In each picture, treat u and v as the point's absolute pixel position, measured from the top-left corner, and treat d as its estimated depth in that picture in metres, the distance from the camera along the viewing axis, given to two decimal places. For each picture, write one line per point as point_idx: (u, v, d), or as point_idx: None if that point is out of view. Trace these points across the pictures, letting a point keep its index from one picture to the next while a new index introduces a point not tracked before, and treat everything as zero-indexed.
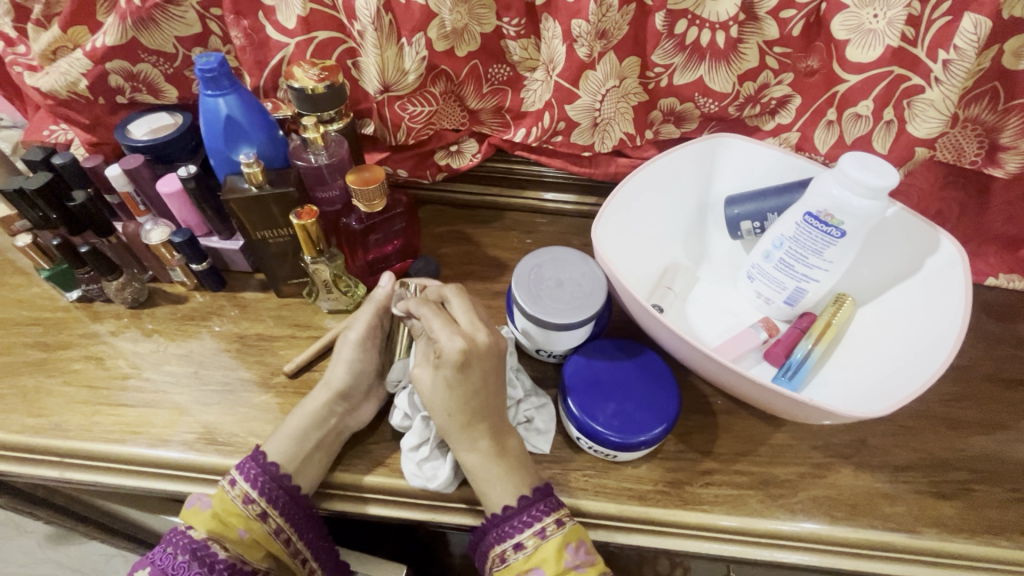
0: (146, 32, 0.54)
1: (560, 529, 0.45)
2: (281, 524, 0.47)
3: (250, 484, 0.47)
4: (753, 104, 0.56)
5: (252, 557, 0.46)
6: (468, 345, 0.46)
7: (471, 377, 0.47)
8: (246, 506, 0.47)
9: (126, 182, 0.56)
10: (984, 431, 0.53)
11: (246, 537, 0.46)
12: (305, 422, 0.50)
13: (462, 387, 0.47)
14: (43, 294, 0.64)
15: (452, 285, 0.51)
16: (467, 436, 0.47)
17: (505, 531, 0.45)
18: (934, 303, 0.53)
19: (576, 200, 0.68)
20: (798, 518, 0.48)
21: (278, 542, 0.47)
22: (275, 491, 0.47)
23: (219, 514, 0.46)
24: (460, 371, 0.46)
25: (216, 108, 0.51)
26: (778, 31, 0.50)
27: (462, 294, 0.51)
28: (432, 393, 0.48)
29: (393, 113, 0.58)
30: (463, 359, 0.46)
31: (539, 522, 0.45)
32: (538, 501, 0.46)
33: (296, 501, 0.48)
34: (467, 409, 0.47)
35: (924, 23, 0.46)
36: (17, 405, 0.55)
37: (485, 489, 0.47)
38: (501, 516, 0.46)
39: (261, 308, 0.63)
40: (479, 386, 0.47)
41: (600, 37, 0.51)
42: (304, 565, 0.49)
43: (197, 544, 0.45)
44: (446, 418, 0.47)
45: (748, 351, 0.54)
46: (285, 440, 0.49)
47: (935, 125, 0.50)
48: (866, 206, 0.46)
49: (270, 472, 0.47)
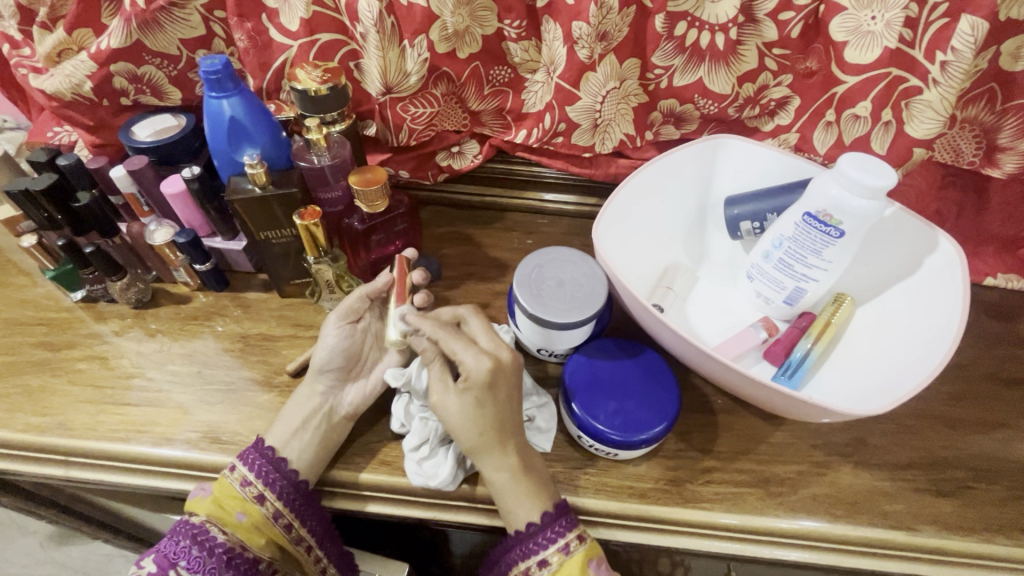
0: (151, 35, 0.54)
1: (582, 545, 0.46)
2: (278, 508, 0.48)
3: (247, 467, 0.48)
4: (753, 106, 0.57)
5: (252, 542, 0.47)
6: (495, 363, 0.47)
7: (499, 395, 0.47)
8: (244, 488, 0.47)
9: (130, 183, 0.56)
10: (983, 430, 0.53)
11: (244, 521, 0.47)
12: (292, 404, 0.52)
13: (491, 407, 0.46)
14: (47, 294, 0.64)
15: (466, 307, 0.53)
16: (496, 455, 0.47)
17: (529, 547, 0.45)
18: (932, 302, 0.53)
19: (576, 201, 0.69)
20: (798, 516, 0.49)
21: (278, 527, 0.48)
22: (271, 475, 0.48)
23: (217, 499, 0.47)
24: (489, 391, 0.46)
25: (219, 109, 0.52)
26: (777, 33, 0.51)
27: (479, 315, 0.51)
28: (460, 416, 0.46)
29: (395, 114, 0.58)
30: (492, 378, 0.46)
31: (562, 539, 0.45)
32: (560, 517, 0.46)
33: (296, 488, 0.49)
34: (497, 428, 0.47)
35: (921, 24, 0.47)
36: (22, 404, 0.55)
37: (516, 508, 0.46)
38: (525, 533, 0.46)
39: (264, 308, 0.63)
40: (506, 404, 0.47)
41: (600, 39, 0.51)
42: (309, 552, 0.50)
43: (197, 529, 0.46)
44: (477, 438, 0.46)
45: (747, 350, 0.54)
46: (281, 426, 0.51)
47: (933, 126, 0.51)
48: (865, 206, 0.47)
49: (266, 456, 0.48)
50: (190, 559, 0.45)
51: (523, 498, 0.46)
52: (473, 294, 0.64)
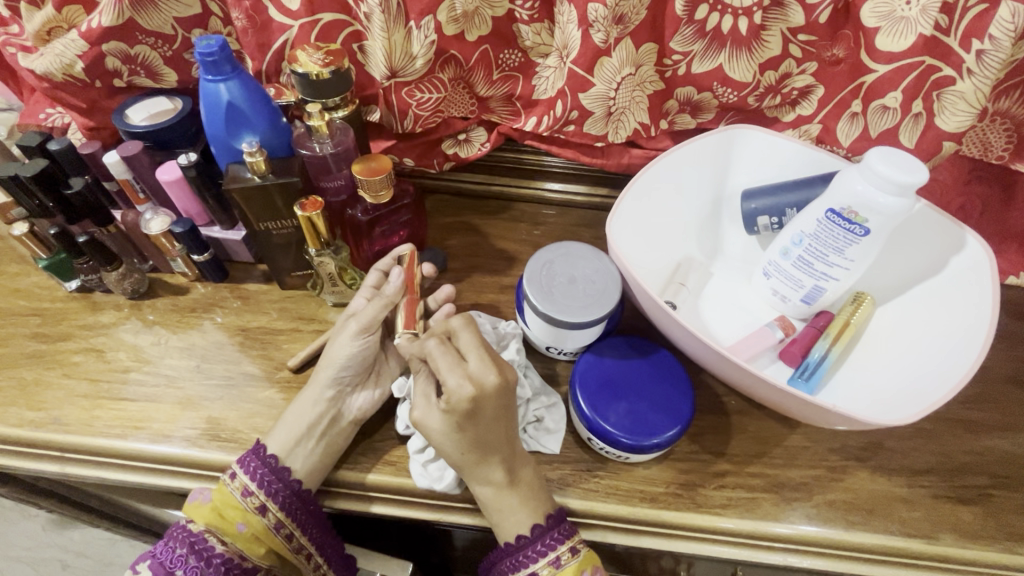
0: (144, 12, 0.52)
1: (575, 558, 0.45)
2: (280, 519, 0.47)
3: (248, 476, 0.47)
4: (774, 95, 0.54)
5: (251, 551, 0.47)
6: (477, 391, 0.43)
7: (483, 420, 0.44)
8: (246, 498, 0.46)
9: (124, 169, 0.54)
10: (1003, 434, 0.51)
11: (245, 531, 0.46)
12: (298, 407, 0.50)
13: (472, 431, 0.44)
14: (42, 283, 0.62)
15: (458, 317, 0.48)
16: (477, 470, 0.46)
17: (519, 560, 0.45)
18: (958, 305, 0.51)
19: (587, 191, 0.66)
20: (811, 523, 0.47)
21: (278, 538, 0.47)
22: (275, 485, 0.46)
23: (217, 508, 0.46)
24: (469, 418, 0.43)
25: (216, 93, 0.49)
26: (804, 17, 0.48)
27: (470, 328, 0.46)
28: (441, 437, 0.45)
29: (400, 100, 0.56)
30: (471, 406, 0.43)
31: (553, 552, 0.45)
32: (553, 528, 0.45)
33: (299, 497, 0.48)
34: (480, 447, 0.45)
35: (959, 10, 0.44)
36: (17, 398, 0.54)
37: (500, 520, 0.46)
38: (515, 546, 0.45)
39: (264, 300, 0.61)
40: (491, 427, 0.45)
41: (617, 23, 0.49)
42: (309, 559, 0.49)
43: (195, 537, 0.46)
44: (460, 456, 0.45)
45: (763, 350, 0.53)
46: (283, 431, 0.49)
47: (965, 119, 0.48)
48: (892, 203, 0.44)
49: (268, 465, 0.47)
50: (188, 568, 0.44)
51: (520, 509, 0.45)
52: (479, 288, 0.62)
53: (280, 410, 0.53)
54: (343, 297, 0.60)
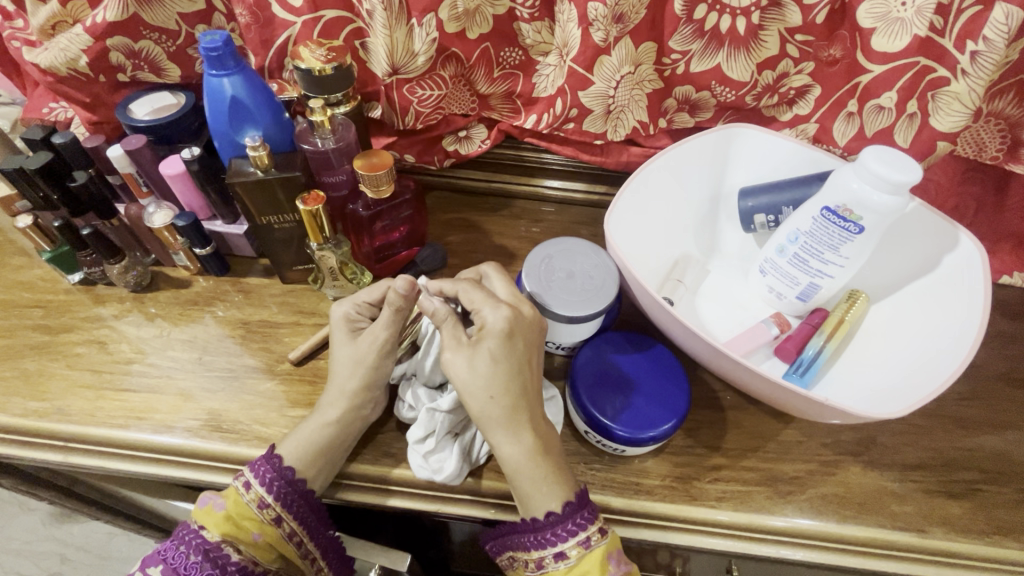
0: (149, 8, 0.53)
1: (604, 539, 0.44)
2: (294, 528, 0.47)
3: (265, 488, 0.46)
4: (771, 94, 0.55)
5: (263, 559, 0.47)
6: (512, 314, 0.47)
7: (516, 348, 0.46)
8: (261, 510, 0.46)
9: (128, 163, 0.55)
10: (993, 430, 0.52)
11: (260, 541, 0.46)
12: (329, 428, 0.49)
13: (505, 365, 0.46)
14: (44, 275, 0.63)
15: (489, 264, 0.54)
16: (510, 426, 0.45)
17: (546, 538, 0.44)
18: (950, 302, 0.52)
19: (586, 189, 0.67)
20: (803, 516, 0.48)
21: (290, 545, 0.47)
22: (291, 497, 0.47)
23: (232, 518, 0.45)
24: (507, 342, 0.46)
25: (221, 88, 0.50)
26: (801, 18, 0.48)
27: (499, 269, 0.52)
28: (471, 374, 0.45)
29: (402, 96, 0.57)
30: (509, 327, 0.46)
31: (584, 532, 0.43)
32: (582, 508, 0.44)
33: (312, 506, 0.48)
34: (512, 390, 0.46)
35: (953, 12, 0.45)
36: (20, 388, 0.55)
37: (532, 492, 0.45)
38: (542, 523, 0.44)
39: (266, 294, 0.62)
40: (523, 363, 0.47)
41: (616, 21, 0.49)
42: (312, 563, 0.49)
43: (210, 545, 0.45)
44: (488, 400, 0.45)
45: (758, 346, 0.53)
46: (302, 443, 0.48)
47: (958, 119, 0.49)
48: (886, 200, 0.45)
49: (285, 478, 0.46)
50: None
51: (553, 480, 0.45)
52: None
53: (280, 402, 0.54)
54: (344, 291, 0.61)
